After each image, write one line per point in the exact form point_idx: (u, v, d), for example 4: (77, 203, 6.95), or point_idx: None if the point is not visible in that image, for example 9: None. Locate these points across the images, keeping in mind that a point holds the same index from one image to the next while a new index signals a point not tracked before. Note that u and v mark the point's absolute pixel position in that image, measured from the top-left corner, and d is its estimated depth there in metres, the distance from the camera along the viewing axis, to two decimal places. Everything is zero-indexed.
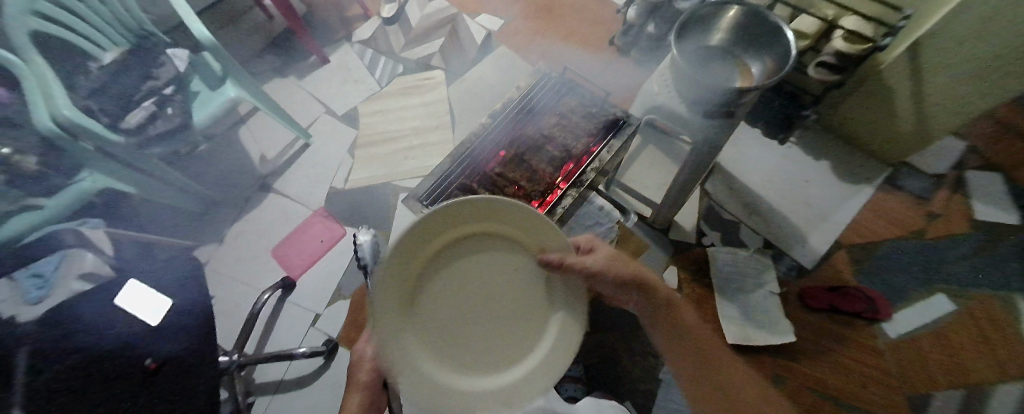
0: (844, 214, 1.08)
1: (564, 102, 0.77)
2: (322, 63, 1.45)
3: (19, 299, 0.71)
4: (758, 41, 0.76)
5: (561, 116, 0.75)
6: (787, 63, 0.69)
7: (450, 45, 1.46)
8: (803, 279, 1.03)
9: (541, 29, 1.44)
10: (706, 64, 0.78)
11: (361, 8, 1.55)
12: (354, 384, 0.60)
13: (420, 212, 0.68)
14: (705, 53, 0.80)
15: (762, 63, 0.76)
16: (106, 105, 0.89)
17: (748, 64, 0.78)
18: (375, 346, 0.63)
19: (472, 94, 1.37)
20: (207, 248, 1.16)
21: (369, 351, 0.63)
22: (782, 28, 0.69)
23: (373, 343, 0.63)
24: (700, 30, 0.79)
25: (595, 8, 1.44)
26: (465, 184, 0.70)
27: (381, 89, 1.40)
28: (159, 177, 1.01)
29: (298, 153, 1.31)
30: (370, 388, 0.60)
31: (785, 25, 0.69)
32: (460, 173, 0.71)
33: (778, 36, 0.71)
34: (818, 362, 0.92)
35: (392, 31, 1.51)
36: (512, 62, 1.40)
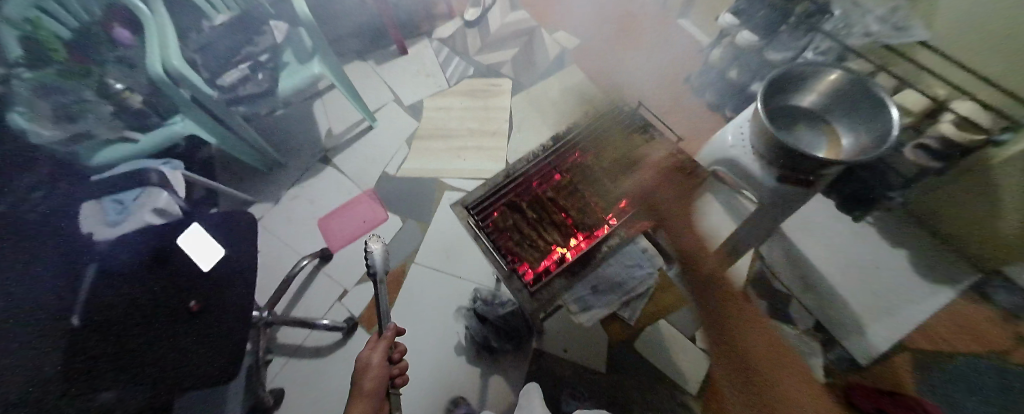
0: (912, 314, 0.97)
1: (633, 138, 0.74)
2: (400, 53, 1.52)
3: (100, 219, 0.81)
4: (853, 112, 0.70)
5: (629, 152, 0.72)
6: (883, 143, 0.64)
7: (522, 57, 1.49)
8: (853, 374, 0.93)
9: (615, 56, 1.43)
10: (788, 125, 0.76)
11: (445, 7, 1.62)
12: (357, 391, 0.55)
13: (464, 220, 0.68)
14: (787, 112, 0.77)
15: (854, 136, 0.70)
16: (208, 62, 0.98)
17: (838, 134, 0.73)
18: (380, 353, 0.60)
19: (534, 107, 1.37)
20: (262, 205, 1.24)
21: (374, 360, 0.59)
22: (886, 105, 0.64)
23: (378, 350, 0.60)
24: (789, 89, 0.75)
25: (675, 44, 1.41)
26: (514, 201, 0.69)
27: (448, 88, 1.44)
28: (237, 133, 1.10)
29: (361, 133, 1.37)
30: (372, 396, 0.55)
31: (891, 101, 0.63)
32: (511, 189, 0.71)
33: (879, 111, 0.66)
34: None
35: (470, 34, 1.55)
36: (580, 82, 1.39)
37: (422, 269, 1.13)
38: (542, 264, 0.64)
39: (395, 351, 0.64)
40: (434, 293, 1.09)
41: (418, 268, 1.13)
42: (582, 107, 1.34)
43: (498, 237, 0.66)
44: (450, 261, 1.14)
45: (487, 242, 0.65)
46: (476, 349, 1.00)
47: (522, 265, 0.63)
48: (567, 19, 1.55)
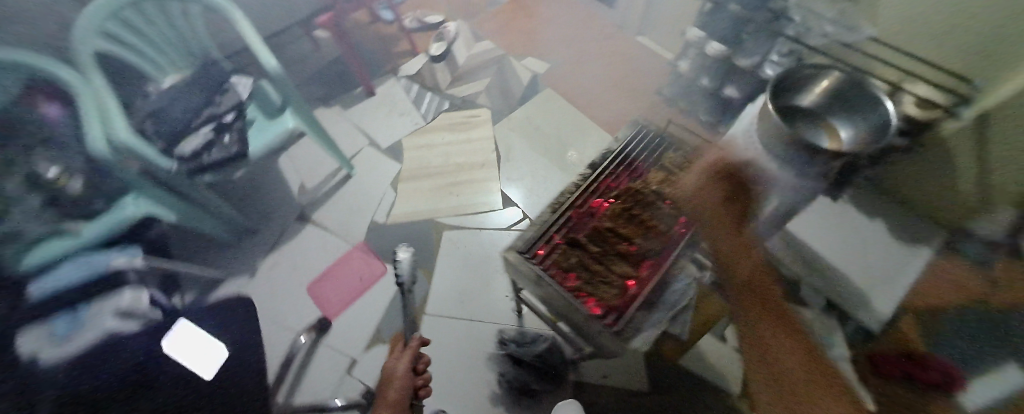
0: (905, 277, 1.05)
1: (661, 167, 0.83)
2: (368, 95, 1.46)
3: (45, 340, 0.69)
4: (849, 107, 0.77)
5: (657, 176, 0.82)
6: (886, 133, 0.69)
7: (496, 85, 1.48)
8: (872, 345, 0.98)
9: (586, 75, 1.48)
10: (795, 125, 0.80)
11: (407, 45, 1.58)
12: (385, 399, 0.68)
13: (528, 269, 0.70)
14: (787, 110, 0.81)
15: (852, 129, 0.77)
16: (161, 128, 0.85)
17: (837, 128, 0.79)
18: (405, 363, 0.75)
19: (518, 133, 1.37)
20: (237, 281, 1.09)
21: (400, 369, 0.74)
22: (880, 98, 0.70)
23: (404, 360, 0.76)
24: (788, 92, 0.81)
25: (638, 58, 1.49)
26: (572, 240, 0.73)
27: (426, 124, 1.39)
28: (202, 205, 0.96)
29: (339, 184, 1.27)
30: (398, 404, 0.67)
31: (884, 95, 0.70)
32: (566, 228, 0.75)
33: (874, 105, 0.72)
34: None
35: (439, 68, 1.53)
36: (558, 104, 1.41)
37: (435, 320, 1.04)
38: (617, 298, 0.67)
39: (419, 363, 0.78)
40: (454, 344, 1.01)
41: (431, 319, 1.04)
42: (565, 128, 1.36)
43: (565, 279, 0.69)
44: (464, 305, 1.06)
45: (557, 287, 0.68)
46: (512, 395, 0.93)
47: (598, 303, 0.66)
48: (532, 44, 1.58)
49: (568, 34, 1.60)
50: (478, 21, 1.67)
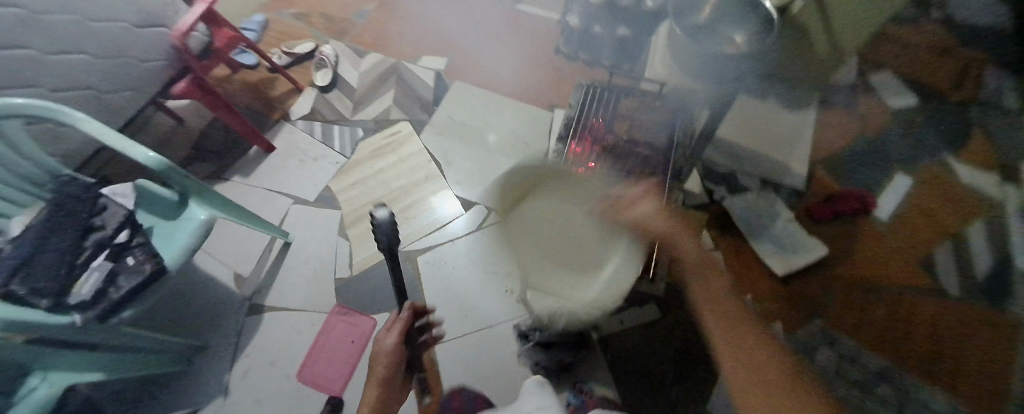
0: (804, 137, 1.24)
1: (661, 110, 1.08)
2: (268, 152, 1.29)
3: None
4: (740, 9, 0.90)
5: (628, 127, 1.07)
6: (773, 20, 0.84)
7: (403, 95, 1.41)
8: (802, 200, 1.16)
9: (486, 58, 1.48)
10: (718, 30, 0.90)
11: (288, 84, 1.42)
12: (372, 373, 0.67)
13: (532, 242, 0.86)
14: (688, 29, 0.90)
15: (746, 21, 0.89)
16: (37, 284, 0.65)
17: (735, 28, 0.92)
18: (395, 338, 0.69)
19: (447, 135, 1.33)
20: (209, 410, 0.93)
21: (389, 344, 0.69)
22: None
23: (394, 335, 0.69)
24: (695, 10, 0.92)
25: (526, 27, 1.53)
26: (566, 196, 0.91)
27: (350, 159, 1.28)
28: (129, 348, 0.79)
29: (280, 256, 1.13)
30: (386, 378, 0.67)
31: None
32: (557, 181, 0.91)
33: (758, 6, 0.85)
34: (843, 262, 1.06)
35: (335, 98, 1.40)
36: (472, 94, 1.41)
37: (447, 345, 1.00)
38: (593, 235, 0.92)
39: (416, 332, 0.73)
40: (477, 359, 0.98)
41: (443, 347, 1.00)
42: (489, 115, 1.37)
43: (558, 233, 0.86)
44: (469, 318, 1.04)
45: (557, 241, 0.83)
46: (553, 378, 0.95)
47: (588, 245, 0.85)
48: (422, 44, 1.52)
49: (452, 24, 1.56)
50: (355, 36, 1.54)
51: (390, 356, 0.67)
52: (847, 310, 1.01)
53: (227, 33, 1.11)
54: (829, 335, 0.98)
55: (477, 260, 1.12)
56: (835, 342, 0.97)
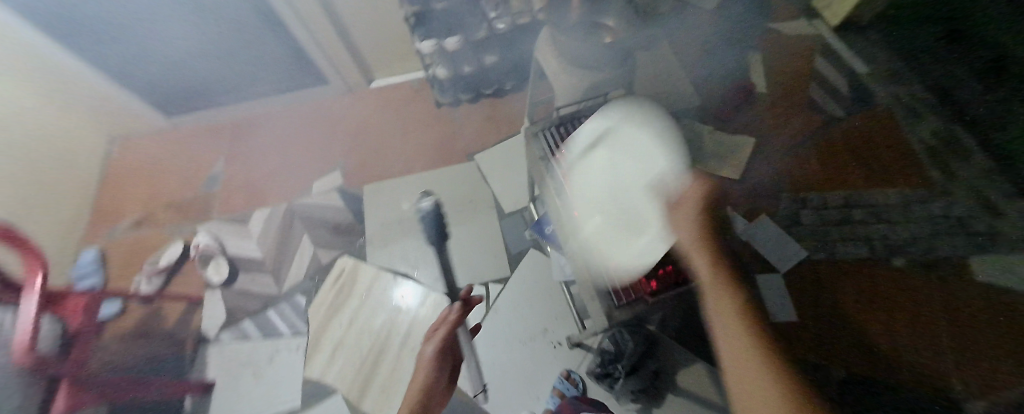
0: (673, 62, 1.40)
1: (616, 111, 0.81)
2: (209, 391, 1.02)
3: None
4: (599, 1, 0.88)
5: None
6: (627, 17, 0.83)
7: (319, 232, 1.24)
8: (707, 109, 1.31)
9: (376, 149, 1.38)
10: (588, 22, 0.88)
11: (179, 302, 1.14)
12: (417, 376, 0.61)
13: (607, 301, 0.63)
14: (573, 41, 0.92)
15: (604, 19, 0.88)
16: None
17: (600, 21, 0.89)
18: (439, 334, 0.59)
19: (393, 241, 1.21)
20: None
21: (432, 343, 0.60)
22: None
23: (439, 331, 0.59)
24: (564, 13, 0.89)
25: (394, 100, 1.46)
26: None
27: (311, 333, 1.09)
28: None
29: None
30: (432, 384, 0.59)
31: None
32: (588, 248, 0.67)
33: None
34: (765, 140, 1.24)
35: (247, 282, 1.17)
36: (389, 189, 1.29)
37: None
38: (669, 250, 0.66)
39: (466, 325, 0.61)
40: None
41: None
42: (418, 198, 1.27)
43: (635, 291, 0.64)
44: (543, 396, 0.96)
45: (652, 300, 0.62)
46: (651, 393, 0.92)
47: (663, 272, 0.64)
48: (302, 172, 1.35)
49: (319, 137, 1.42)
50: (221, 208, 1.31)
51: (427, 367, 0.60)
52: (795, 173, 1.18)
53: (76, 301, 0.89)
54: (798, 199, 1.15)
55: (509, 337, 1.04)
56: (804, 199, 1.14)
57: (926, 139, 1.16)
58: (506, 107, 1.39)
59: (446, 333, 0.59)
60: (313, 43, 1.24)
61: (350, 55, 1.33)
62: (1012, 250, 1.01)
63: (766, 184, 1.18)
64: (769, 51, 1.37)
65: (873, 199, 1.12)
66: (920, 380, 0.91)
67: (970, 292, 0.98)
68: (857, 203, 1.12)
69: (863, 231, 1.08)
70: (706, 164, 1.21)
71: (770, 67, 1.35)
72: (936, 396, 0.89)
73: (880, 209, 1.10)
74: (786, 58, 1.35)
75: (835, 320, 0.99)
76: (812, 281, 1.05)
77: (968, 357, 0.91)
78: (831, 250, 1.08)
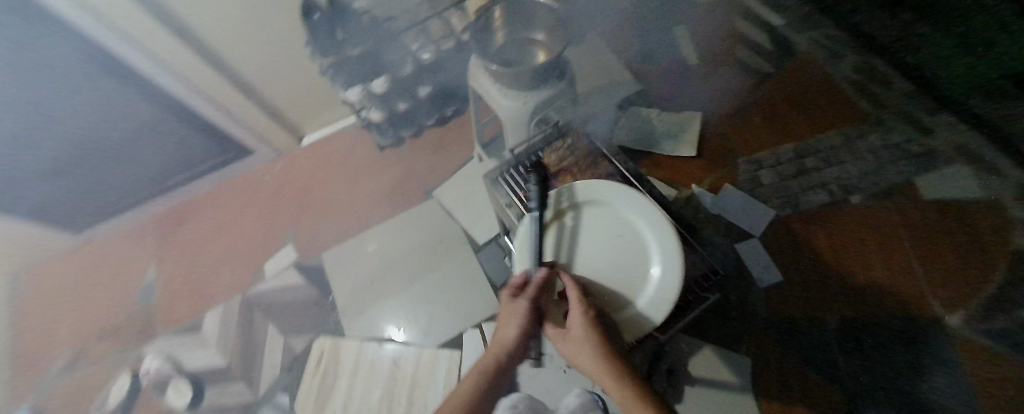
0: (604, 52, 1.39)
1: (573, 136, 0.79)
2: None
3: None
4: (520, 24, 0.87)
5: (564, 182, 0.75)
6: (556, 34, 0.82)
7: (285, 316, 1.13)
8: (648, 93, 1.32)
9: (324, 210, 1.28)
10: (515, 52, 0.87)
11: None
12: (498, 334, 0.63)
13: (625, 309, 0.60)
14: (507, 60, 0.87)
15: (530, 44, 0.86)
16: None
17: (527, 45, 0.87)
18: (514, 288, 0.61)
19: (368, 305, 1.12)
20: None
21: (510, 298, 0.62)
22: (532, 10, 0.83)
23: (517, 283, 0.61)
24: (488, 40, 0.86)
25: (331, 153, 1.35)
26: None
27: None
28: None
29: None
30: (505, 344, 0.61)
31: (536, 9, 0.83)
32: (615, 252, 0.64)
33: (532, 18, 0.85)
34: (710, 110, 1.26)
35: (217, 396, 1.04)
36: (349, 250, 1.20)
37: None
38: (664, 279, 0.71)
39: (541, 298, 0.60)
40: None
41: None
42: (383, 251, 1.19)
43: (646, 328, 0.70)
44: None
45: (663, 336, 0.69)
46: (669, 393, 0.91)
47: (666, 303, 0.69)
48: (250, 257, 1.23)
49: (259, 212, 1.29)
50: (165, 320, 1.16)
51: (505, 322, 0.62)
52: (745, 136, 1.21)
53: None
54: (754, 160, 1.18)
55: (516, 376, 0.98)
56: (759, 160, 1.17)
57: (850, 76, 1.23)
58: (452, 133, 1.33)
59: (522, 318, 0.60)
60: (223, 116, 1.12)
61: (270, 119, 1.22)
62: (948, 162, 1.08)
63: (723, 153, 1.19)
64: (692, 24, 1.40)
65: (820, 144, 1.16)
66: (903, 307, 0.96)
67: (925, 210, 1.04)
68: (807, 152, 1.16)
69: (819, 177, 1.13)
70: (661, 148, 1.21)
71: (697, 39, 1.38)
72: (919, 318, 0.94)
73: (828, 152, 1.15)
74: (710, 26, 1.39)
75: (816, 271, 1.03)
76: (788, 239, 1.07)
77: (938, 272, 0.97)
78: (795, 203, 1.11)
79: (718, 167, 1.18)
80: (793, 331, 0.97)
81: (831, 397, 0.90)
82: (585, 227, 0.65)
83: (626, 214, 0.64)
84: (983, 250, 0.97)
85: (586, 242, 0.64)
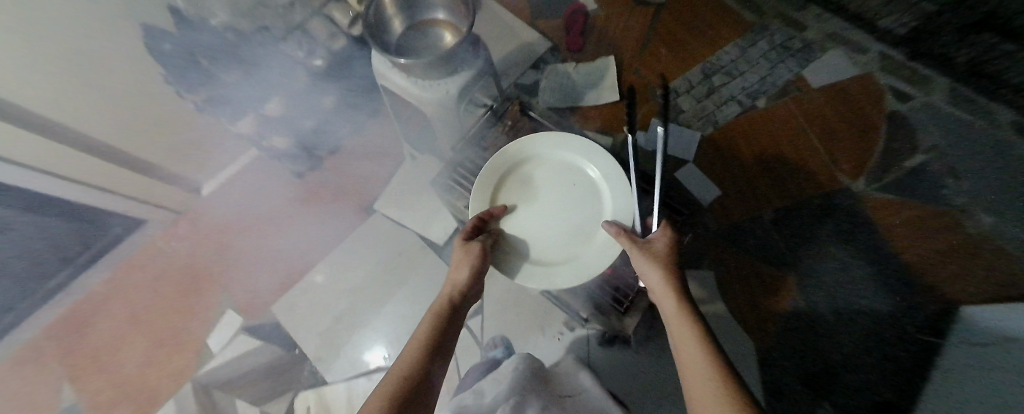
0: (508, 16, 1.34)
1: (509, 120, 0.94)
2: None
3: None
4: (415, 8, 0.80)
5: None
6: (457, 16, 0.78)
7: (252, 385, 1.02)
8: (560, 48, 1.31)
9: (256, 259, 1.13)
10: (419, 40, 0.81)
11: None
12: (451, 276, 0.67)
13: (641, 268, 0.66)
14: (410, 50, 0.79)
15: (433, 29, 0.81)
16: None
17: (429, 30, 0.82)
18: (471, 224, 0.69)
19: (342, 343, 1.04)
20: None
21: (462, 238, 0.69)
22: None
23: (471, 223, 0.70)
24: (385, 31, 0.78)
25: (242, 195, 1.18)
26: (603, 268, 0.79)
27: None
28: None
29: None
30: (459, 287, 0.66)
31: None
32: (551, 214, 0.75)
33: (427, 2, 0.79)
34: (624, 51, 1.28)
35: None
36: (301, 293, 1.09)
37: None
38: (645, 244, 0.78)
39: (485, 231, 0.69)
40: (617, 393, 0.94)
41: None
42: (342, 282, 1.10)
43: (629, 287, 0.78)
44: None
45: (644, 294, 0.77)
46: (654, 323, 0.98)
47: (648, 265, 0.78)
48: (187, 336, 1.07)
49: (177, 285, 1.10)
50: None
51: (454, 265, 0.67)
52: (656, 70, 1.25)
53: None
54: (670, 90, 1.23)
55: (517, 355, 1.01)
56: (676, 88, 1.23)
57: None
58: (375, 138, 1.22)
59: (474, 261, 0.65)
60: (91, 187, 0.92)
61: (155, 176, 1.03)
62: (825, 51, 1.22)
63: (641, 91, 1.23)
64: None
65: (722, 60, 1.25)
66: (815, 186, 1.11)
67: (818, 98, 1.18)
68: (712, 70, 1.24)
69: (728, 91, 1.22)
70: (587, 100, 1.23)
71: None
72: (830, 191, 1.10)
73: (730, 66, 1.24)
74: None
75: (745, 176, 1.13)
76: (713, 154, 1.16)
77: (836, 148, 1.13)
78: (714, 120, 1.20)
79: (639, 105, 1.22)
80: (734, 232, 1.09)
81: (780, 277, 1.05)
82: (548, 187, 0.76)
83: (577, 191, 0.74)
84: (865, 122, 1.14)
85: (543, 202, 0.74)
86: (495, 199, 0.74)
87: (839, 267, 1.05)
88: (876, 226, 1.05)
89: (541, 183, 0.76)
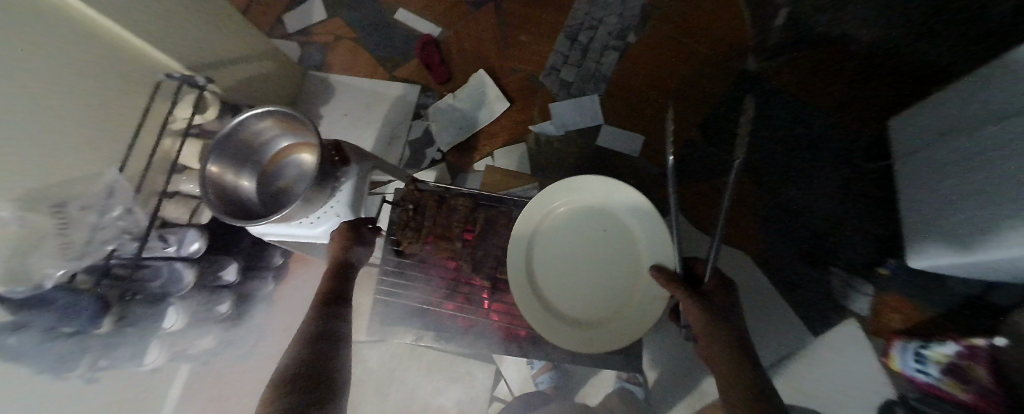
0: (364, 83, 1.25)
1: (410, 199, 0.77)
2: None
3: None
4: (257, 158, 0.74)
5: (438, 247, 0.77)
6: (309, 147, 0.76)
7: None
8: (431, 87, 1.25)
9: None
10: (279, 188, 0.76)
11: None
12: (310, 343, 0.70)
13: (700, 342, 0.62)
14: (276, 195, 0.76)
15: (289, 169, 0.77)
16: None
17: (285, 173, 0.77)
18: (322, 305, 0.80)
19: None
20: None
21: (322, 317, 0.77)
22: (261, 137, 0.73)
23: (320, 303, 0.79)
24: (236, 199, 0.71)
25: None
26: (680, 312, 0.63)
27: None
28: None
29: None
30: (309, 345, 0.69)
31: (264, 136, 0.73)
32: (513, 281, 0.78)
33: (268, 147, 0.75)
34: (488, 58, 1.24)
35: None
36: None
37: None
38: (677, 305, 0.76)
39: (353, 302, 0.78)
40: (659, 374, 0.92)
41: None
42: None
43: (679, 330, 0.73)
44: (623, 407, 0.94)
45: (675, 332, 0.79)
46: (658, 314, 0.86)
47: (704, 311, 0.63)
48: None
49: None
50: None
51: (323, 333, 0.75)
52: (526, 59, 1.23)
53: None
54: (550, 71, 1.21)
55: None
56: (554, 65, 1.21)
57: None
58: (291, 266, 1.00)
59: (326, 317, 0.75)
60: None
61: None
62: None
63: (526, 86, 1.20)
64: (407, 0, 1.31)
65: (577, 17, 1.24)
66: (721, 81, 1.10)
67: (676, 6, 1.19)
68: (575, 32, 1.23)
69: (599, 43, 1.21)
70: (483, 121, 1.19)
71: (422, 9, 1.31)
72: (732, 78, 1.10)
73: (588, 19, 1.23)
74: None
75: (658, 111, 1.12)
76: (622, 106, 1.15)
77: (715, 38, 1.14)
78: (603, 75, 1.18)
79: (533, 100, 1.19)
80: (678, 164, 1.07)
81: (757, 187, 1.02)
82: (585, 220, 0.73)
83: (625, 220, 0.72)
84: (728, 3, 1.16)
85: (571, 232, 0.73)
86: (528, 256, 0.72)
87: (792, 145, 1.02)
88: (795, 85, 1.05)
89: (569, 224, 0.73)
